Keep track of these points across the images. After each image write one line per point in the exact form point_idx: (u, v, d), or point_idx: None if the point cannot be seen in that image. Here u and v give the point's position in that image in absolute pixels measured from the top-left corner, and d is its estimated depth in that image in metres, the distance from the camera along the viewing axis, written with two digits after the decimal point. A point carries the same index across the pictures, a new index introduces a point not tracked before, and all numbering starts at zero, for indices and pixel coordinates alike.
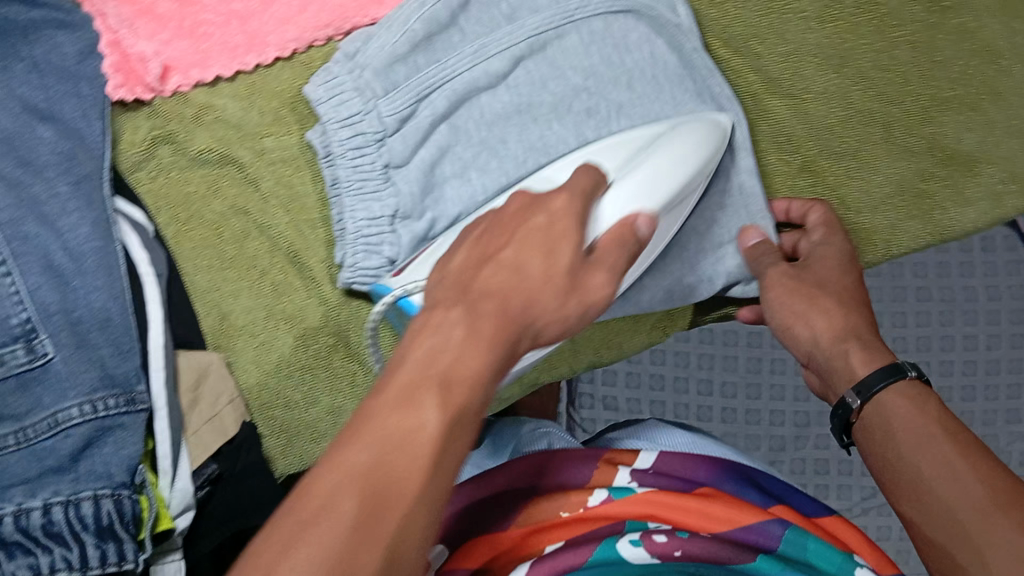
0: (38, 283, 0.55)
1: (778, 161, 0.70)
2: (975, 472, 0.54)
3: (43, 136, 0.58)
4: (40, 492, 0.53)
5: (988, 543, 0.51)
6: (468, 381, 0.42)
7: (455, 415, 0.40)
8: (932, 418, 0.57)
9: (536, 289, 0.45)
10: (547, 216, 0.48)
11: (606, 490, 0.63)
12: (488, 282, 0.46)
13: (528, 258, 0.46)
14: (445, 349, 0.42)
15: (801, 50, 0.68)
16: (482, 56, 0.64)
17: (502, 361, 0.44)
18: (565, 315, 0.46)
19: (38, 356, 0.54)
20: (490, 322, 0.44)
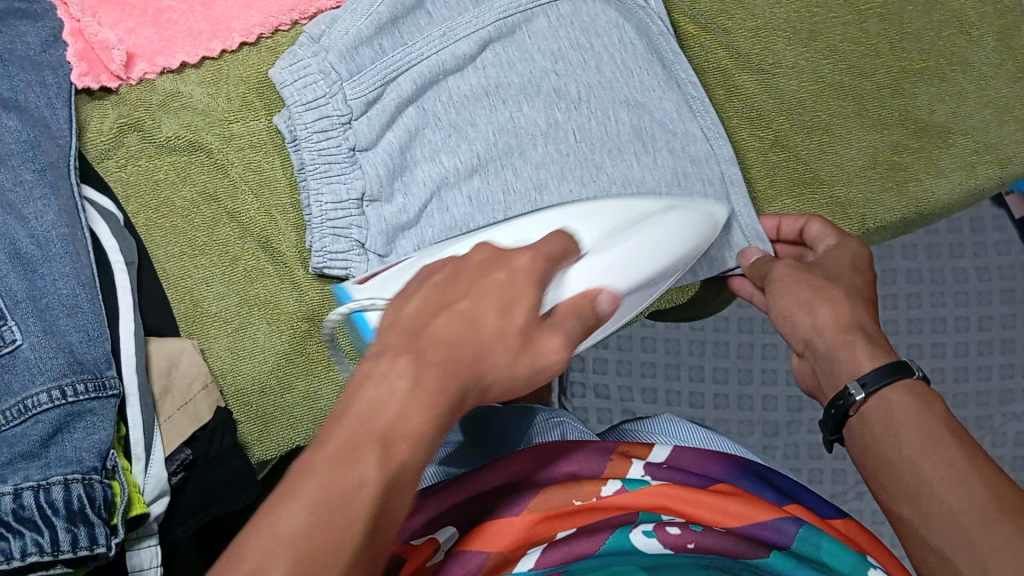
0: (6, 271, 0.56)
1: (751, 137, 0.68)
2: (988, 479, 0.47)
3: (8, 124, 0.59)
4: (10, 478, 0.53)
5: (989, 549, 0.45)
6: (412, 440, 0.40)
7: (398, 471, 0.39)
8: (941, 419, 0.51)
9: (487, 345, 0.43)
10: (509, 271, 0.46)
11: (619, 481, 0.60)
12: (439, 331, 0.43)
13: (484, 312, 0.44)
14: (393, 401, 0.40)
15: (770, 25, 0.67)
16: (450, 40, 0.64)
17: (447, 415, 0.42)
18: (516, 377, 0.44)
19: (6, 343, 0.55)
20: (438, 384, 0.41)
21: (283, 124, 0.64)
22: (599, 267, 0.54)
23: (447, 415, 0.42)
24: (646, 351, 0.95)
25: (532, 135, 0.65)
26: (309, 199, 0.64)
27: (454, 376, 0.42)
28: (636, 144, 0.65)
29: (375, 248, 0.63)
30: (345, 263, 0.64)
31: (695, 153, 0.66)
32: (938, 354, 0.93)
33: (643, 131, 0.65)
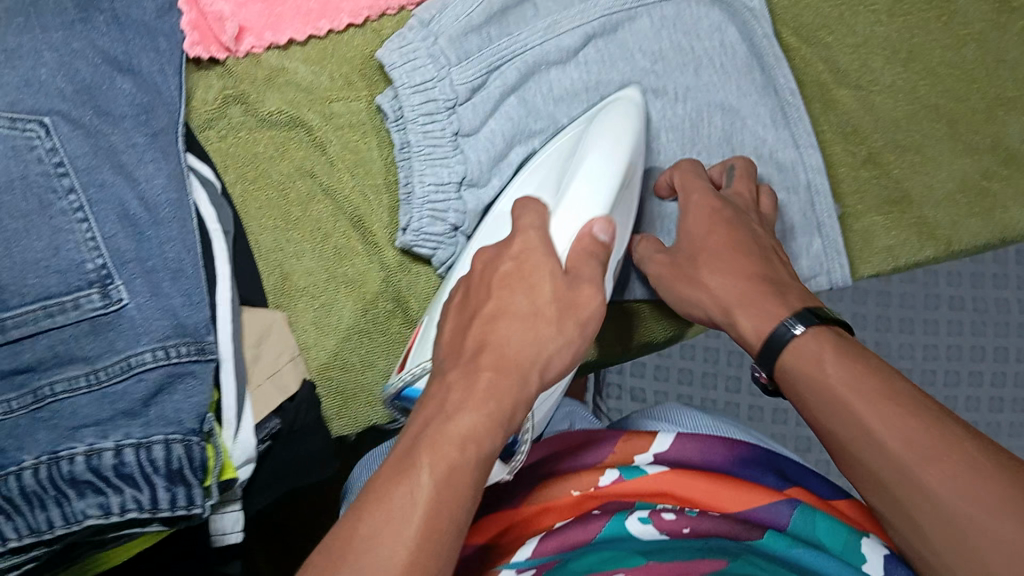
0: (115, 231, 0.57)
1: (844, 152, 0.68)
2: (894, 429, 0.47)
3: (122, 87, 0.60)
4: (111, 434, 0.55)
5: (914, 506, 0.46)
6: (466, 440, 0.43)
7: (447, 470, 0.41)
8: (835, 375, 0.50)
9: (526, 320, 0.48)
10: (516, 260, 0.50)
11: (617, 470, 0.61)
12: (481, 337, 0.47)
13: (511, 298, 0.49)
14: (438, 419, 0.44)
15: (871, 42, 0.67)
16: (553, 33, 0.65)
17: (508, 406, 0.45)
18: (568, 339, 0.48)
19: (112, 301, 0.56)
20: (492, 382, 0.45)
21: (388, 103, 0.64)
22: (583, 191, 0.56)
23: (503, 414, 0.45)
24: (684, 356, 0.92)
25: None
26: (412, 178, 0.64)
27: (504, 374, 0.45)
28: (724, 150, 0.66)
29: (466, 228, 0.66)
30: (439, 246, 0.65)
31: (784, 163, 0.66)
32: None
33: (733, 137, 0.66)
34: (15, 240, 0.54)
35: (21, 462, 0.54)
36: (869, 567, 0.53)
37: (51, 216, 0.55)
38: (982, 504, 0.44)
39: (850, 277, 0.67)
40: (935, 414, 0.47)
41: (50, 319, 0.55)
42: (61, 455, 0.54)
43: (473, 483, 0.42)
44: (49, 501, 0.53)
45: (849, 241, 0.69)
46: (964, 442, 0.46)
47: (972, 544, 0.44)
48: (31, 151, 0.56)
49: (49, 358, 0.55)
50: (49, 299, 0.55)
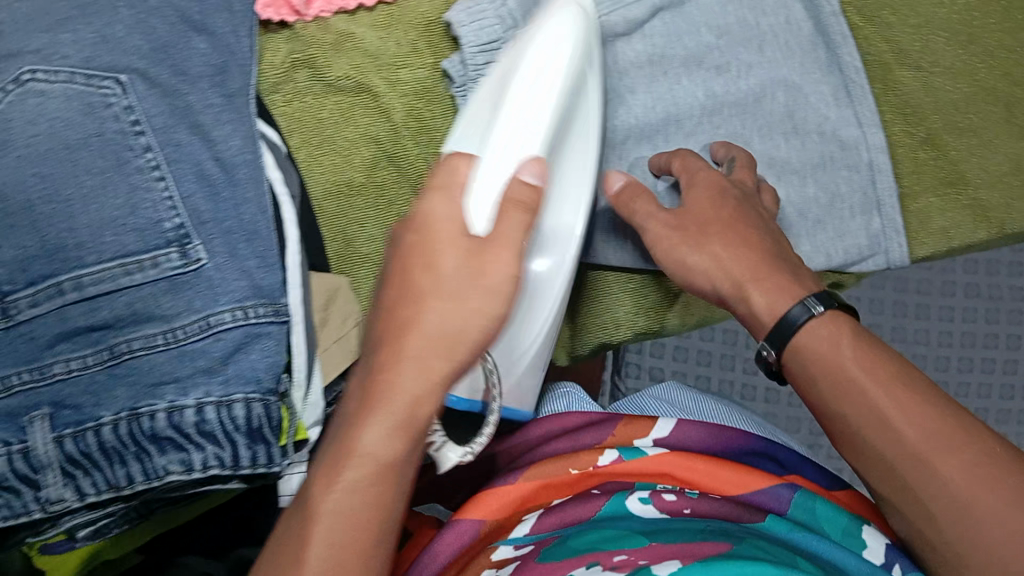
0: (191, 190, 0.58)
1: (903, 130, 0.70)
2: (907, 416, 0.50)
3: (198, 47, 0.60)
4: (191, 391, 0.55)
5: (926, 489, 0.49)
6: (375, 454, 0.45)
7: (344, 490, 0.45)
8: (850, 359, 0.52)
9: (424, 300, 0.48)
10: (418, 230, 0.50)
11: (616, 451, 0.64)
12: (385, 329, 0.48)
13: (413, 279, 0.49)
14: (348, 430, 0.46)
15: (931, 24, 0.70)
16: (623, 2, 0.65)
17: (405, 408, 0.46)
18: (479, 309, 0.48)
19: (191, 260, 0.56)
20: (399, 386, 0.46)
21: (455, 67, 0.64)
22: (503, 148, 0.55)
23: (404, 415, 0.46)
24: (704, 339, 0.92)
25: (691, 109, 0.67)
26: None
27: (400, 372, 0.46)
28: (787, 125, 0.67)
29: None
30: None
31: (847, 142, 0.68)
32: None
33: (795, 113, 0.67)
34: (91, 196, 0.55)
35: (99, 418, 0.54)
36: (868, 554, 0.55)
37: (128, 174, 0.56)
38: (987, 490, 0.47)
39: (906, 258, 0.68)
40: (940, 401, 0.50)
41: (128, 276, 0.55)
42: (141, 411, 0.55)
43: (378, 495, 0.45)
44: (128, 457, 0.55)
45: (906, 220, 0.70)
46: (971, 431, 0.49)
47: (978, 526, 0.47)
48: (107, 108, 0.56)
49: (126, 316, 0.56)
50: (127, 256, 0.55)
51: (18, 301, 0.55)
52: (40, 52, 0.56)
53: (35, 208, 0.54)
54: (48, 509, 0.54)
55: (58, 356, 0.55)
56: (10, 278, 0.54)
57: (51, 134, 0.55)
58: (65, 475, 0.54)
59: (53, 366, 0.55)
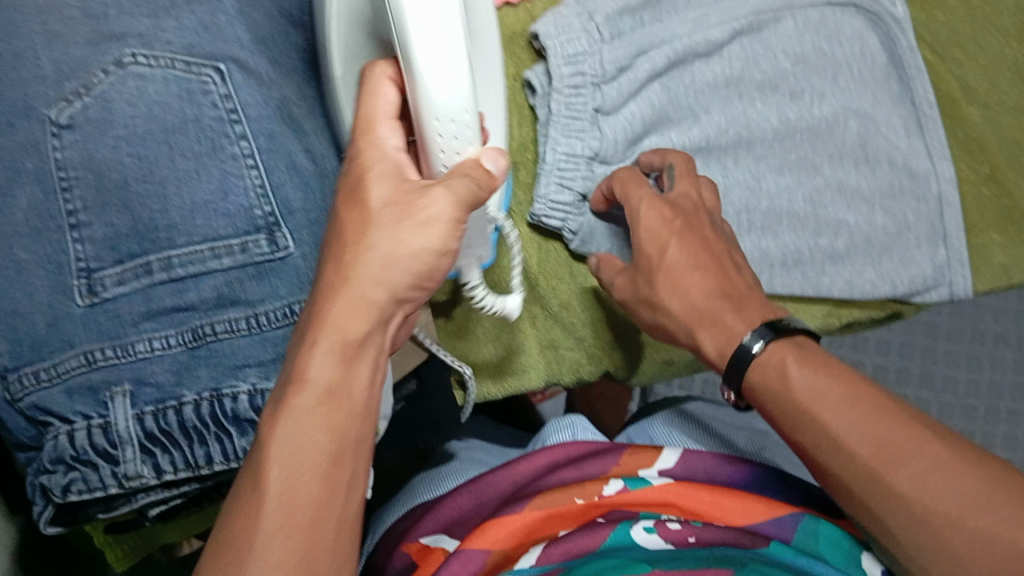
0: (282, 180, 0.59)
1: (969, 167, 0.72)
2: (864, 437, 0.50)
3: (296, 42, 0.64)
4: (274, 375, 0.57)
5: (896, 521, 0.49)
6: (318, 380, 0.46)
7: (296, 410, 0.46)
8: (803, 382, 0.52)
9: (358, 232, 0.48)
10: (353, 174, 0.49)
11: (621, 481, 0.63)
12: (319, 279, 0.49)
13: (348, 215, 0.49)
14: (295, 360, 0.47)
15: (998, 62, 0.73)
16: (702, 25, 0.67)
17: (343, 335, 0.47)
18: (408, 242, 0.47)
19: (279, 248, 0.58)
20: (329, 315, 0.47)
21: (538, 81, 0.65)
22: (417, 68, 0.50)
23: (346, 339, 0.47)
24: None
25: (764, 130, 0.68)
26: (548, 145, 0.65)
27: (342, 305, 0.47)
28: (858, 153, 0.69)
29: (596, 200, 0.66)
30: (566, 217, 0.66)
31: (919, 172, 0.70)
32: (1013, 421, 1.03)
33: (867, 142, 0.69)
34: (185, 178, 0.56)
35: (180, 398, 0.55)
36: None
37: (222, 160, 0.57)
38: (935, 497, 0.48)
39: (969, 290, 0.71)
40: (885, 409, 0.51)
41: (217, 260, 0.56)
42: (223, 392, 0.56)
43: (328, 417, 0.46)
44: (209, 437, 0.55)
45: (968, 256, 0.71)
46: (921, 438, 0.50)
47: (943, 536, 0.47)
48: (205, 95, 0.58)
49: (211, 300, 0.56)
50: (216, 240, 0.56)
51: (105, 278, 0.55)
52: (142, 36, 0.58)
53: (129, 187, 0.56)
54: (124, 484, 0.54)
55: (141, 334, 0.55)
56: (98, 256, 0.55)
57: (149, 117, 0.56)
58: (143, 452, 0.54)
59: (137, 345, 0.55)
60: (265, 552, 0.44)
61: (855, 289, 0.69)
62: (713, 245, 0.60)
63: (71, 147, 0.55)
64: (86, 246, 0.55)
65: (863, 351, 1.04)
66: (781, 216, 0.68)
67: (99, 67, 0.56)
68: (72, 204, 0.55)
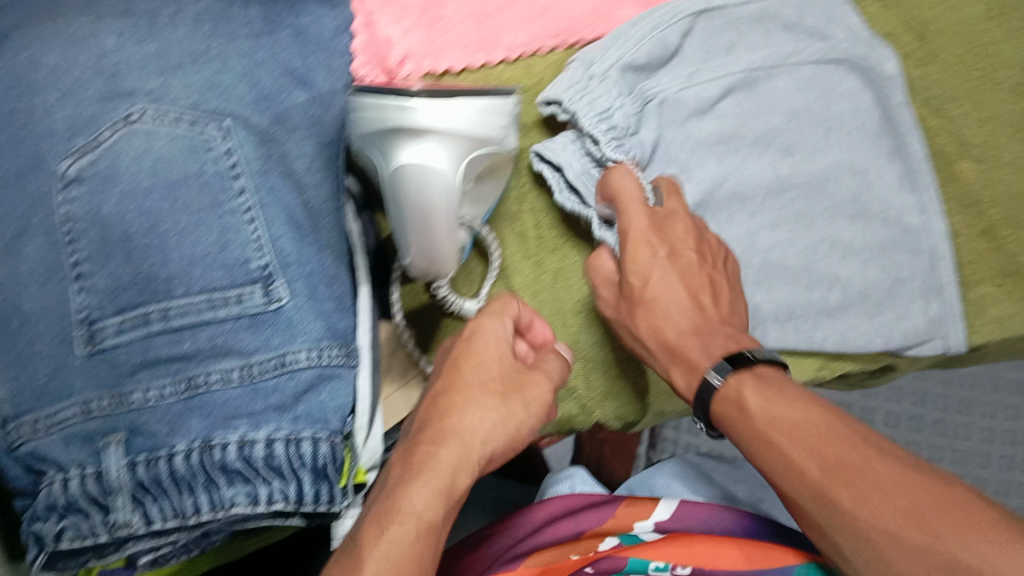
0: (280, 233, 0.60)
1: (964, 224, 0.72)
2: (811, 459, 0.53)
3: (297, 100, 0.65)
4: (263, 426, 0.57)
5: (835, 531, 0.52)
6: (417, 514, 0.50)
7: (405, 529, 0.49)
8: (755, 412, 0.56)
9: (466, 392, 0.55)
10: (466, 341, 0.57)
11: (616, 538, 0.66)
12: (438, 422, 0.54)
13: (460, 368, 0.56)
14: (393, 494, 0.51)
15: (999, 118, 0.72)
16: (694, 81, 0.68)
17: (444, 478, 0.51)
18: (511, 416, 0.54)
19: (273, 300, 0.59)
20: (436, 457, 0.52)
21: (577, 167, 0.66)
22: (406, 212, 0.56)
23: (443, 480, 0.51)
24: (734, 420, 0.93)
25: (756, 188, 0.68)
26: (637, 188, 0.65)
27: (440, 444, 0.52)
28: (850, 209, 0.69)
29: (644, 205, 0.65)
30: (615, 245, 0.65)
31: (911, 229, 0.70)
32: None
33: (862, 199, 0.69)
34: (186, 232, 0.58)
35: (173, 447, 0.56)
36: None
37: (221, 214, 0.59)
38: (883, 516, 0.50)
39: (963, 344, 0.70)
40: (843, 448, 0.53)
41: (213, 311, 0.57)
42: (214, 442, 0.56)
43: (418, 550, 0.49)
44: (197, 486, 0.56)
45: (964, 310, 0.71)
46: (867, 461, 0.52)
47: (882, 551, 0.50)
48: (208, 151, 0.59)
49: (207, 349, 0.57)
50: (213, 292, 0.58)
51: (106, 328, 0.56)
52: (152, 93, 0.60)
53: (131, 241, 0.57)
54: (114, 533, 0.55)
55: (138, 384, 0.56)
56: (100, 305, 0.56)
57: (154, 171, 0.58)
58: (133, 501, 0.55)
59: (133, 394, 0.56)
60: None
61: (849, 343, 0.68)
62: (696, 274, 0.63)
63: (78, 201, 0.57)
64: (88, 296, 0.56)
65: (874, 398, 1.03)
66: (774, 271, 0.68)
67: (108, 123, 0.58)
68: (77, 256, 0.57)
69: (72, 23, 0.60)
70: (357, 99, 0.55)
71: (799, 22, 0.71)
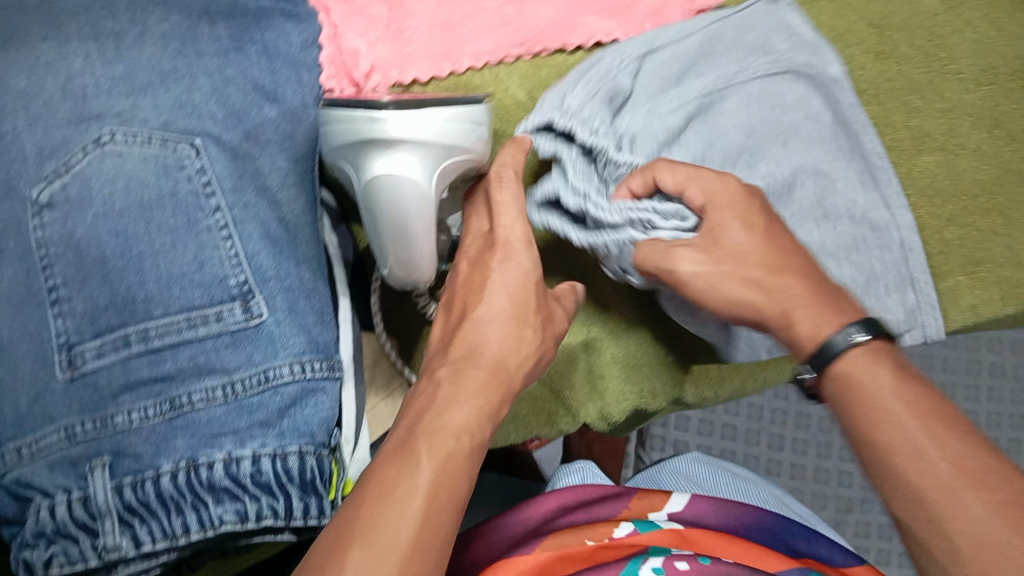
0: (257, 249, 0.60)
1: (930, 214, 0.73)
2: (931, 433, 0.49)
3: (268, 115, 0.65)
4: (248, 442, 0.57)
5: (895, 473, 0.50)
6: (468, 428, 0.51)
7: (459, 436, 0.50)
8: (897, 363, 0.53)
9: (500, 325, 0.57)
10: (501, 258, 0.59)
11: (631, 523, 0.63)
12: (480, 345, 0.56)
13: (494, 293, 0.58)
14: (440, 406, 0.51)
15: (960, 108, 0.75)
16: (656, 115, 0.69)
17: (490, 398, 0.53)
18: (536, 353, 0.58)
19: (253, 316, 0.59)
20: (478, 381, 0.54)
21: (574, 204, 0.64)
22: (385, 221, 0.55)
23: (491, 404, 0.53)
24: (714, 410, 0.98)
25: None
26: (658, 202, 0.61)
27: (480, 369, 0.54)
28: (817, 212, 0.68)
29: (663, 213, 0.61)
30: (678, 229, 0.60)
31: (879, 223, 0.70)
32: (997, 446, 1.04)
33: (826, 200, 0.69)
34: (161, 253, 0.58)
35: (158, 468, 0.56)
36: None
37: (197, 232, 0.59)
38: (960, 474, 0.47)
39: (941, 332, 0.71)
40: (934, 401, 0.51)
41: (192, 330, 0.57)
42: (199, 462, 0.56)
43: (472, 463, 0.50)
44: (185, 506, 0.56)
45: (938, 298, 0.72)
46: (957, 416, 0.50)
47: (939, 521, 0.47)
48: (181, 170, 0.59)
49: (188, 369, 0.57)
50: (192, 311, 0.58)
51: (85, 352, 0.56)
52: (121, 115, 0.60)
53: (107, 262, 0.57)
54: (103, 557, 0.54)
55: (120, 407, 0.56)
56: (78, 329, 0.56)
57: (127, 193, 0.58)
58: (122, 523, 0.55)
59: (116, 417, 0.56)
60: (400, 532, 0.44)
61: None
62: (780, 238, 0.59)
63: (52, 226, 0.57)
64: (66, 320, 0.56)
65: None
66: None
67: (79, 146, 0.58)
68: (53, 280, 0.57)
69: (36, 47, 0.60)
70: (328, 112, 0.57)
71: (740, 38, 0.72)
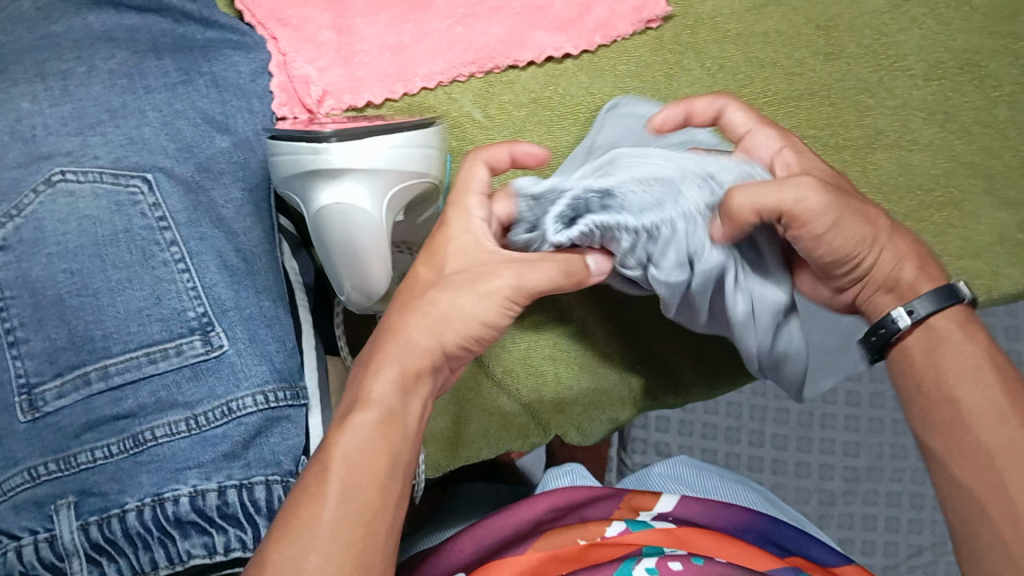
0: (215, 280, 0.61)
1: (887, 210, 0.74)
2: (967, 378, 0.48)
3: (220, 145, 0.66)
4: (214, 476, 0.57)
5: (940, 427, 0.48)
6: (391, 401, 0.44)
7: (386, 412, 0.44)
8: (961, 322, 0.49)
9: (438, 281, 0.49)
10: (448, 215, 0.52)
11: (623, 523, 0.60)
12: (415, 319, 0.47)
13: (436, 254, 0.50)
14: (363, 381, 0.45)
15: (909, 104, 0.76)
16: None
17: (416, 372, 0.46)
18: (491, 311, 0.48)
19: (213, 347, 0.59)
20: (405, 348, 0.46)
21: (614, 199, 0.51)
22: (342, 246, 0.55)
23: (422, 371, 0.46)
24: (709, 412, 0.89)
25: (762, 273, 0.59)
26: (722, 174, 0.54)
27: (407, 340, 0.46)
28: None
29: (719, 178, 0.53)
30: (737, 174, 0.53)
31: None
32: None
33: None
34: (118, 289, 0.58)
35: (124, 505, 0.55)
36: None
37: (153, 267, 0.59)
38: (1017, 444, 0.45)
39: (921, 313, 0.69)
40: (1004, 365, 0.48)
41: (153, 365, 0.57)
42: (165, 496, 0.56)
43: (394, 449, 0.43)
44: (153, 542, 0.55)
45: None
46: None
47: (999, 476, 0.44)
48: (134, 205, 0.60)
49: (150, 404, 0.57)
50: (152, 346, 0.58)
51: (46, 393, 0.56)
52: (70, 154, 0.60)
53: (64, 301, 0.57)
54: None
55: (84, 445, 0.56)
56: (38, 370, 0.56)
57: (80, 232, 0.58)
58: (89, 562, 0.54)
59: (79, 456, 0.56)
60: (319, 519, 0.40)
61: None
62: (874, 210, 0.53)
63: (7, 268, 0.57)
64: (25, 362, 0.56)
65: None
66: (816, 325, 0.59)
67: (29, 188, 0.58)
68: (10, 322, 0.56)
69: None
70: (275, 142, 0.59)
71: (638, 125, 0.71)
